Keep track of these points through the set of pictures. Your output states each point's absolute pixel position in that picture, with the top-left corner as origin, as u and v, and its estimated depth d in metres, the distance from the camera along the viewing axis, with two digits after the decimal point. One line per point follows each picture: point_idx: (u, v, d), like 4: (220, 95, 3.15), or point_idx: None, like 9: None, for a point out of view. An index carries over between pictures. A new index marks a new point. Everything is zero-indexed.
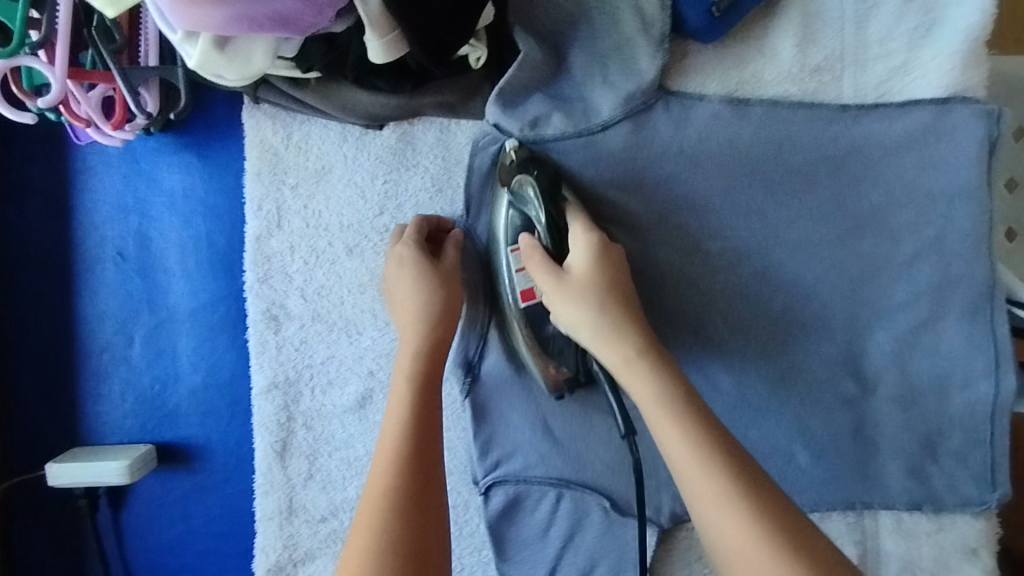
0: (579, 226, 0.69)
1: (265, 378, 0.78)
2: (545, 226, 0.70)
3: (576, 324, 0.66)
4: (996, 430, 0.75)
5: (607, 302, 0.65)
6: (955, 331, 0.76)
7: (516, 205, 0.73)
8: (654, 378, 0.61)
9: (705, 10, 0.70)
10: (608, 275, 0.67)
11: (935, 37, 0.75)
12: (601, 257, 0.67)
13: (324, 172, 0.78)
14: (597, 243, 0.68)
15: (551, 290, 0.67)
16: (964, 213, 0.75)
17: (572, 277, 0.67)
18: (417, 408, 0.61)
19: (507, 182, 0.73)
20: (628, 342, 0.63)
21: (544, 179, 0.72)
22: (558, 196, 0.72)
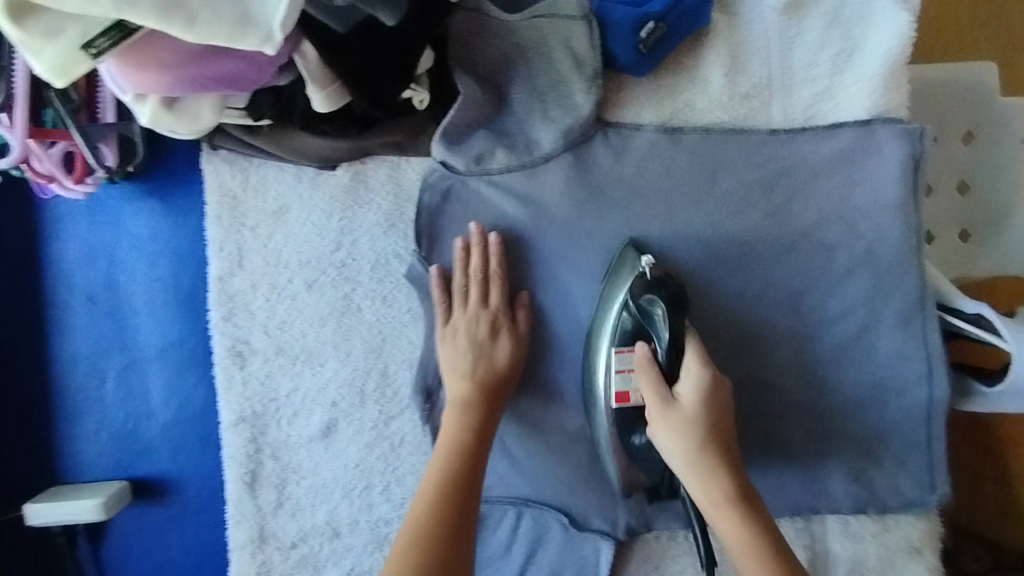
0: (696, 357, 0.69)
1: (232, 412, 0.81)
2: (664, 345, 0.69)
3: (671, 451, 0.66)
4: (932, 433, 0.79)
5: (712, 442, 0.65)
6: (890, 340, 0.79)
7: (635, 315, 0.72)
8: (740, 516, 0.62)
9: (633, 46, 0.74)
10: (714, 408, 0.67)
11: (856, 62, 0.79)
12: (710, 398, 0.67)
13: (281, 213, 0.81)
14: (708, 381, 0.67)
15: (654, 413, 0.67)
16: (893, 227, 0.79)
17: (678, 407, 0.67)
18: (467, 451, 0.71)
19: (636, 295, 0.71)
20: (715, 471, 0.64)
21: (671, 299, 0.69)
22: (682, 318, 0.69)
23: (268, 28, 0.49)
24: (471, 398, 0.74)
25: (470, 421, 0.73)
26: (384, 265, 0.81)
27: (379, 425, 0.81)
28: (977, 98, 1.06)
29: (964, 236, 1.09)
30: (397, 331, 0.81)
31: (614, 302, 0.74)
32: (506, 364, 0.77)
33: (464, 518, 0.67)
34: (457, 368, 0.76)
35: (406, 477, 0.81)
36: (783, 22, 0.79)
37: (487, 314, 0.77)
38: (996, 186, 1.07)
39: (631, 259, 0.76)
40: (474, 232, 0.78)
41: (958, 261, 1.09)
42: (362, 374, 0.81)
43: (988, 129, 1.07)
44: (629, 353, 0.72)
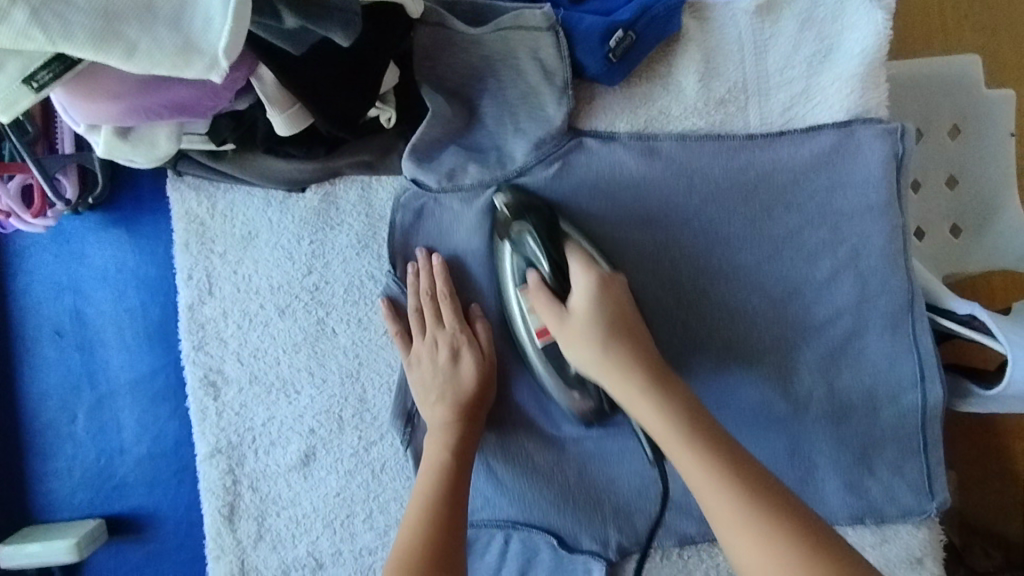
0: (578, 266, 0.71)
1: (208, 444, 0.79)
2: (547, 267, 0.71)
3: (585, 363, 0.68)
4: (927, 438, 0.77)
5: (610, 336, 0.67)
6: (880, 344, 0.77)
7: (517, 252, 0.74)
8: (661, 404, 0.63)
9: (602, 56, 0.72)
10: (609, 309, 0.69)
11: (831, 63, 0.77)
12: (601, 297, 0.69)
13: (250, 238, 0.79)
14: (595, 283, 0.70)
15: (557, 331, 0.70)
16: (876, 229, 0.77)
17: (573, 318, 0.69)
18: (449, 479, 0.68)
19: (507, 233, 0.74)
20: (613, 346, 0.67)
21: (541, 224, 0.72)
22: (557, 237, 0.72)
23: (212, 53, 0.47)
24: (446, 419, 0.72)
25: (449, 441, 0.71)
26: (358, 288, 0.80)
27: (358, 451, 0.79)
28: (960, 94, 1.04)
29: (954, 232, 1.07)
30: (373, 355, 0.79)
31: (504, 250, 0.76)
32: (475, 378, 0.74)
33: (454, 526, 0.64)
34: (427, 395, 0.75)
35: (389, 504, 0.79)
36: (756, 24, 0.77)
37: (445, 335, 0.75)
38: (986, 181, 1.05)
39: (495, 224, 0.77)
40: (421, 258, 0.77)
41: (949, 258, 1.07)
42: (339, 400, 0.79)
43: (974, 123, 1.05)
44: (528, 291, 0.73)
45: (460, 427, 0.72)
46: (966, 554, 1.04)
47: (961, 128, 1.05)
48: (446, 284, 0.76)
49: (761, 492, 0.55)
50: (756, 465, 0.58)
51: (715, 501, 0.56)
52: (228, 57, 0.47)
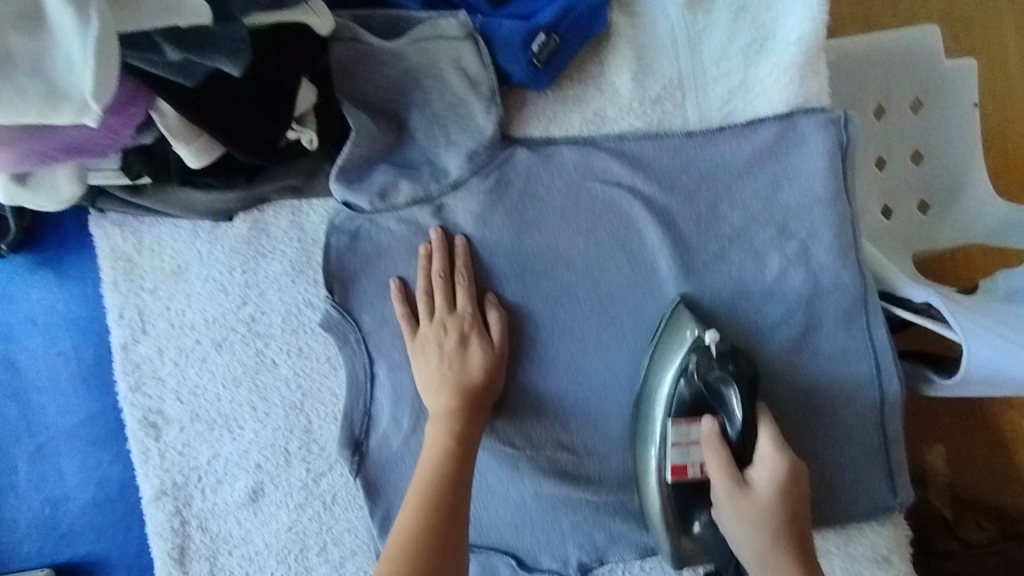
0: (770, 442, 0.66)
1: (152, 487, 0.77)
2: (735, 428, 0.67)
3: (739, 541, 0.64)
4: (888, 433, 0.75)
5: (780, 530, 0.62)
6: (834, 340, 0.75)
7: (700, 388, 0.70)
8: (793, 571, 0.61)
9: (526, 62, 0.69)
10: (792, 497, 0.64)
11: (768, 52, 0.74)
12: (788, 488, 0.64)
13: (180, 272, 0.77)
14: (786, 470, 0.64)
15: (722, 494, 0.66)
16: (826, 221, 0.74)
17: (752, 494, 0.64)
18: (453, 464, 0.67)
19: (702, 372, 0.69)
20: (778, 542, 0.62)
21: (744, 382, 0.68)
22: (755, 399, 0.68)
23: (82, 98, 0.44)
24: (449, 404, 0.71)
25: (452, 426, 0.70)
26: (296, 316, 0.77)
27: (308, 483, 0.77)
28: (920, 66, 1.02)
29: (923, 209, 1.05)
30: (316, 384, 0.77)
31: (677, 354, 0.72)
32: (482, 371, 0.72)
33: (455, 514, 0.63)
34: (432, 382, 0.73)
35: (343, 535, 0.77)
36: (687, 17, 0.74)
37: (455, 322, 0.74)
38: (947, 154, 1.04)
39: (694, 351, 0.70)
40: (435, 236, 0.75)
41: (919, 235, 1.05)
42: (285, 433, 0.77)
43: (935, 96, 1.03)
44: (685, 423, 0.69)
45: (465, 415, 0.71)
46: (960, 529, 1.00)
47: (923, 101, 1.04)
48: (466, 265, 0.74)
49: None
50: None
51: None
52: (100, 99, 0.44)
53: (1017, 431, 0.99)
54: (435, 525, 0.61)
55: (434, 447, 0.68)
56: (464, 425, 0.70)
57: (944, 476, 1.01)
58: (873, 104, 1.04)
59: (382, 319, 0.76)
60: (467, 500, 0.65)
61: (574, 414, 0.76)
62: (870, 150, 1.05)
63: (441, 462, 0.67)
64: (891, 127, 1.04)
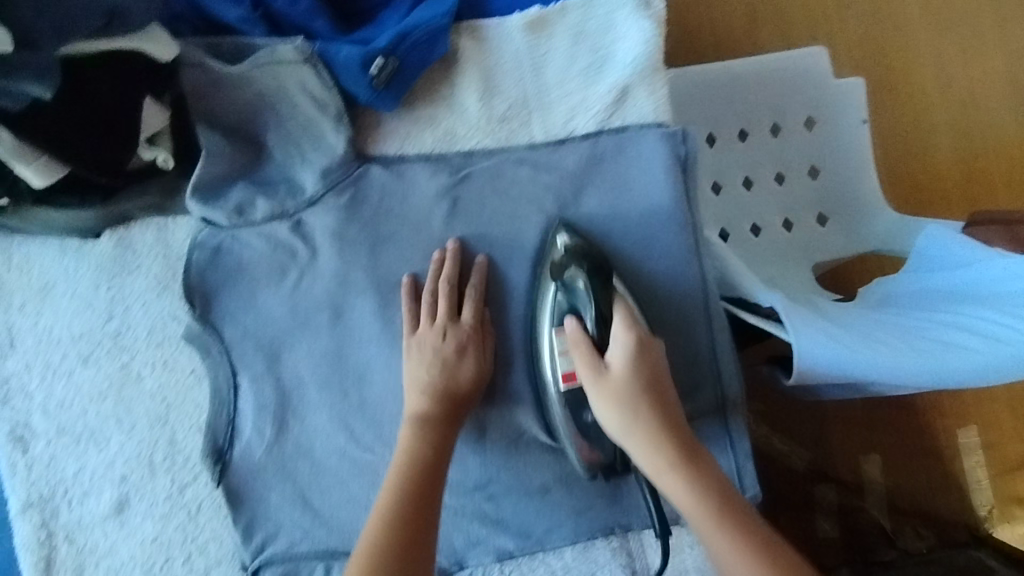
0: (623, 326, 0.69)
1: (19, 499, 0.79)
2: (591, 317, 0.70)
3: (612, 426, 0.67)
4: (733, 434, 0.79)
5: (644, 402, 0.66)
6: (678, 342, 0.78)
7: (563, 292, 0.74)
8: (652, 435, 0.65)
9: (367, 84, 0.73)
10: (645, 370, 0.68)
11: (606, 72, 0.79)
12: (639, 363, 0.68)
13: (47, 288, 0.79)
14: (636, 348, 0.68)
15: (590, 387, 0.69)
16: (665, 228, 0.78)
17: (611, 378, 0.67)
18: (421, 474, 0.69)
19: (558, 274, 0.74)
20: (642, 420, 0.66)
21: (595, 273, 0.72)
22: (608, 287, 0.72)
23: None
24: (431, 412, 0.72)
25: (431, 434, 0.71)
26: (161, 329, 0.80)
27: (173, 493, 0.79)
28: (809, 88, 1.08)
29: (821, 221, 1.09)
30: (180, 396, 0.80)
31: (547, 291, 0.75)
32: (467, 389, 0.73)
33: (424, 526, 0.66)
34: (419, 381, 0.73)
35: (208, 545, 0.79)
36: (530, 40, 0.79)
37: (456, 329, 0.75)
38: (839, 170, 1.08)
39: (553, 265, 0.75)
40: (408, 283, 0.78)
41: (817, 246, 1.08)
42: (150, 444, 0.79)
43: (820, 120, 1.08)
44: (562, 333, 0.73)
45: (441, 423, 0.72)
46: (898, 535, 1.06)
47: (815, 118, 1.09)
48: (480, 282, 0.76)
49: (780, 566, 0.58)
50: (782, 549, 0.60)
51: None
52: None
53: (949, 440, 1.10)
54: (399, 529, 0.65)
55: (415, 456, 0.70)
56: (440, 435, 0.71)
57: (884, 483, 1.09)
58: (767, 122, 1.09)
59: (244, 331, 0.79)
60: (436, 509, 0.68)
61: None
62: (768, 166, 1.10)
63: (416, 467, 0.69)
64: (782, 145, 1.10)
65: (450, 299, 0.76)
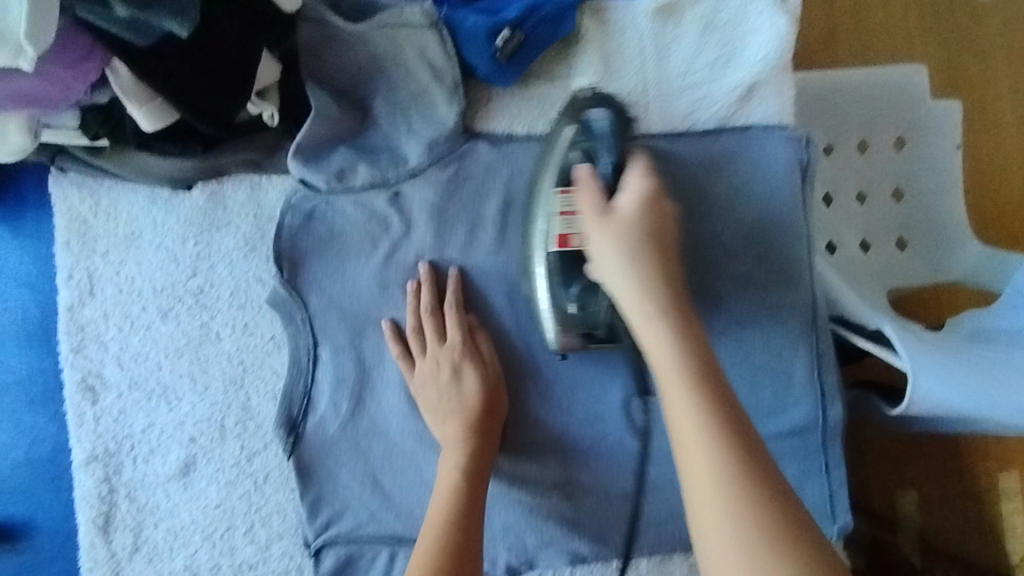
0: (639, 173, 0.60)
1: (84, 451, 0.76)
2: (607, 166, 0.65)
3: (605, 266, 0.56)
4: (829, 457, 0.75)
5: (644, 245, 0.56)
6: (782, 356, 0.74)
7: (580, 137, 0.69)
8: (648, 287, 0.54)
9: (490, 57, 0.71)
10: (654, 216, 0.58)
11: (734, 68, 0.75)
12: (650, 206, 0.58)
13: (133, 238, 0.77)
14: (646, 192, 0.59)
15: (591, 222, 0.58)
16: (782, 236, 0.74)
17: (617, 214, 0.57)
18: (461, 502, 0.67)
19: (576, 116, 0.70)
20: (643, 271, 0.55)
21: (616, 119, 0.70)
22: (625, 142, 0.69)
23: (17, 42, 0.47)
24: (461, 437, 0.70)
25: (463, 459, 0.69)
26: (245, 291, 0.77)
27: (240, 461, 0.76)
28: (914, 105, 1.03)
29: (901, 245, 1.02)
30: (259, 361, 0.77)
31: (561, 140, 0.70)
32: (478, 399, 0.71)
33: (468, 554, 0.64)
34: (436, 412, 0.72)
35: (271, 517, 0.76)
36: (657, 26, 0.75)
37: (446, 352, 0.73)
38: (927, 195, 1.02)
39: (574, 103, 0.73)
40: (423, 271, 0.75)
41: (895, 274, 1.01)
42: (222, 408, 0.76)
43: (916, 133, 1.02)
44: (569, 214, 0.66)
45: (474, 445, 0.70)
46: None
47: (906, 140, 1.02)
48: (455, 293, 0.74)
49: (739, 460, 0.47)
50: (787, 498, 0.47)
51: (690, 444, 0.49)
52: (33, 42, 0.47)
53: (988, 482, 1.01)
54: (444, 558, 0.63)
55: (448, 486, 0.68)
56: (477, 458, 0.70)
57: (916, 521, 1.02)
58: (856, 139, 1.03)
59: (330, 301, 0.76)
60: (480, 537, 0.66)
61: (516, 415, 0.75)
62: (850, 184, 1.02)
63: (451, 497, 0.67)
64: (869, 163, 1.03)
65: (429, 328, 0.74)
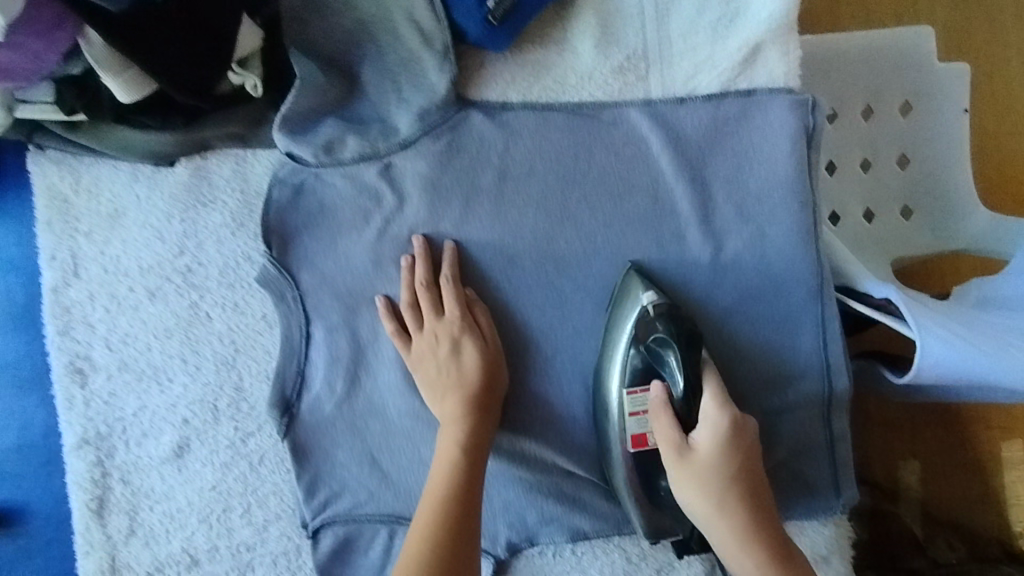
0: (713, 404, 0.63)
1: (75, 434, 0.74)
2: (680, 389, 0.63)
3: (690, 507, 0.63)
4: (835, 428, 0.73)
5: (729, 494, 0.61)
6: (787, 327, 0.73)
7: (643, 352, 0.67)
8: (736, 520, 0.61)
9: (481, 19, 0.68)
10: (734, 457, 0.62)
11: (739, 27, 0.71)
12: (729, 449, 0.62)
13: (117, 216, 0.75)
14: (727, 428, 0.62)
15: (669, 466, 0.63)
16: (787, 204, 0.72)
17: (694, 457, 0.62)
18: (460, 480, 0.65)
19: (644, 340, 0.67)
20: (730, 515, 0.61)
21: (682, 335, 0.65)
22: (697, 354, 0.65)
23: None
24: (457, 411, 0.68)
25: (460, 435, 0.68)
26: (234, 269, 0.75)
27: (235, 442, 0.75)
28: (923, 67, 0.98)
29: (906, 214, 0.99)
30: (251, 341, 0.75)
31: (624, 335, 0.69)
32: (477, 374, 0.70)
33: (463, 535, 0.63)
34: (435, 389, 0.71)
35: (268, 498, 0.75)
36: None
37: (444, 326, 0.71)
38: (935, 159, 0.98)
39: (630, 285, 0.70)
40: (416, 245, 0.73)
41: (897, 243, 0.99)
42: (214, 389, 0.75)
43: (924, 100, 0.97)
44: (641, 393, 0.67)
45: (471, 420, 0.68)
46: (930, 546, 0.98)
47: (914, 105, 0.98)
48: (451, 266, 0.72)
49: None
50: None
51: None
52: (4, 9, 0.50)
53: (990, 450, 1.00)
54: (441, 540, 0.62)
55: (444, 463, 0.66)
56: (474, 433, 0.68)
57: (918, 490, 1.01)
58: (861, 105, 0.98)
59: (322, 278, 0.74)
60: (478, 514, 0.65)
61: (516, 392, 0.74)
62: (855, 153, 0.99)
63: (448, 476, 0.66)
64: (876, 129, 0.98)
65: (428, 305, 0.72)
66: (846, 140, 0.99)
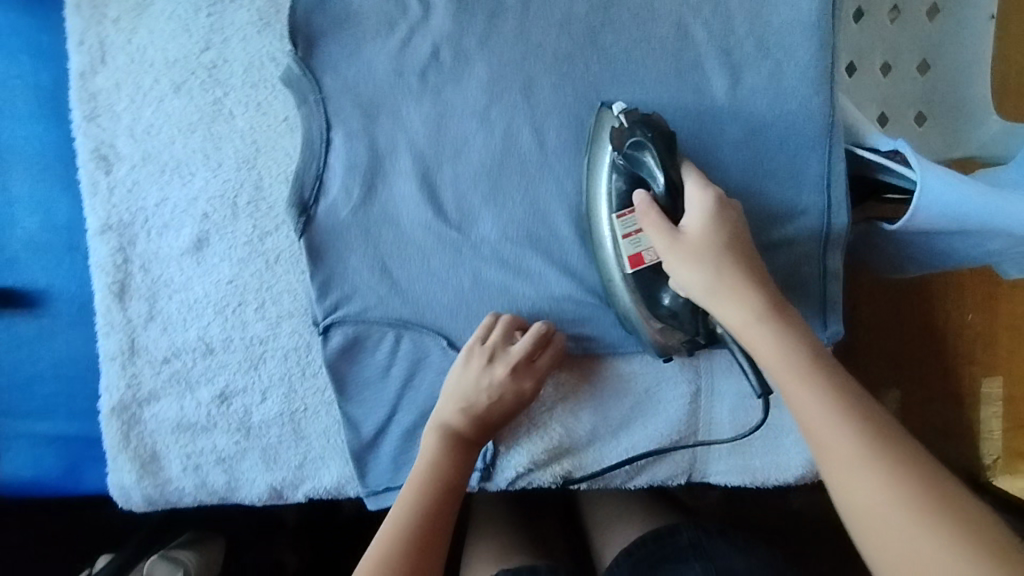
0: (696, 185, 0.67)
1: (98, 220, 0.77)
2: (661, 186, 0.67)
3: (689, 279, 0.65)
4: (829, 264, 0.77)
5: (725, 252, 0.64)
6: (796, 163, 0.76)
7: (620, 171, 0.71)
8: (796, 355, 0.59)
9: None
10: (724, 230, 0.65)
11: None
12: (719, 217, 0.65)
13: (145, 6, 0.77)
14: (714, 200, 0.66)
15: (665, 247, 0.66)
16: (802, 41, 0.75)
17: (686, 236, 0.65)
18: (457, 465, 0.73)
19: (619, 145, 0.69)
20: (785, 345, 0.60)
21: (659, 139, 0.67)
22: (673, 154, 0.67)
23: None
24: (488, 418, 0.75)
25: (488, 417, 0.75)
26: (258, 68, 0.77)
27: (253, 240, 0.78)
28: None
29: (920, 121, 0.98)
30: (272, 142, 0.77)
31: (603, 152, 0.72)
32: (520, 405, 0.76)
33: (440, 522, 0.67)
34: (491, 390, 0.74)
35: (282, 296, 0.79)
36: None
37: (523, 368, 0.75)
38: (953, 63, 0.97)
39: (608, 117, 0.72)
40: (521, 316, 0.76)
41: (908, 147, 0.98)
42: (235, 186, 0.77)
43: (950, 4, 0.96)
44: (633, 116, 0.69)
45: (498, 418, 0.76)
46: None
47: (939, 9, 0.97)
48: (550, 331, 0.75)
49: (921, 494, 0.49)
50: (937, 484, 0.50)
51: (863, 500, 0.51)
52: None
53: (970, 386, 1.07)
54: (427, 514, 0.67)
55: (452, 456, 0.73)
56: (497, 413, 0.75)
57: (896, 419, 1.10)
58: (887, 4, 0.96)
59: (345, 84, 0.75)
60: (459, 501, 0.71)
61: (527, 209, 0.76)
62: (876, 53, 0.97)
63: (450, 457, 0.73)
64: (900, 30, 0.96)
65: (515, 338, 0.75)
66: (869, 39, 0.96)
